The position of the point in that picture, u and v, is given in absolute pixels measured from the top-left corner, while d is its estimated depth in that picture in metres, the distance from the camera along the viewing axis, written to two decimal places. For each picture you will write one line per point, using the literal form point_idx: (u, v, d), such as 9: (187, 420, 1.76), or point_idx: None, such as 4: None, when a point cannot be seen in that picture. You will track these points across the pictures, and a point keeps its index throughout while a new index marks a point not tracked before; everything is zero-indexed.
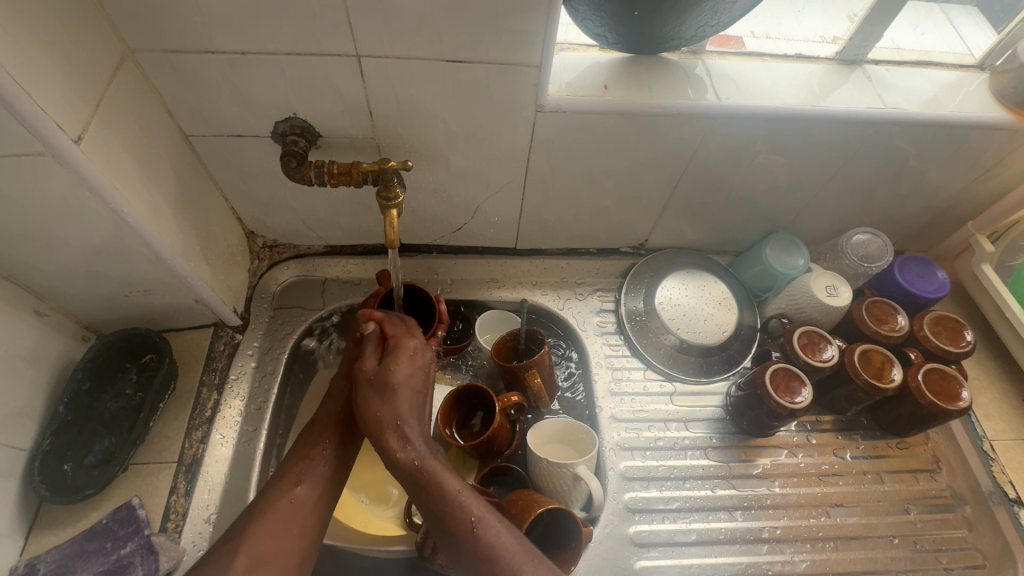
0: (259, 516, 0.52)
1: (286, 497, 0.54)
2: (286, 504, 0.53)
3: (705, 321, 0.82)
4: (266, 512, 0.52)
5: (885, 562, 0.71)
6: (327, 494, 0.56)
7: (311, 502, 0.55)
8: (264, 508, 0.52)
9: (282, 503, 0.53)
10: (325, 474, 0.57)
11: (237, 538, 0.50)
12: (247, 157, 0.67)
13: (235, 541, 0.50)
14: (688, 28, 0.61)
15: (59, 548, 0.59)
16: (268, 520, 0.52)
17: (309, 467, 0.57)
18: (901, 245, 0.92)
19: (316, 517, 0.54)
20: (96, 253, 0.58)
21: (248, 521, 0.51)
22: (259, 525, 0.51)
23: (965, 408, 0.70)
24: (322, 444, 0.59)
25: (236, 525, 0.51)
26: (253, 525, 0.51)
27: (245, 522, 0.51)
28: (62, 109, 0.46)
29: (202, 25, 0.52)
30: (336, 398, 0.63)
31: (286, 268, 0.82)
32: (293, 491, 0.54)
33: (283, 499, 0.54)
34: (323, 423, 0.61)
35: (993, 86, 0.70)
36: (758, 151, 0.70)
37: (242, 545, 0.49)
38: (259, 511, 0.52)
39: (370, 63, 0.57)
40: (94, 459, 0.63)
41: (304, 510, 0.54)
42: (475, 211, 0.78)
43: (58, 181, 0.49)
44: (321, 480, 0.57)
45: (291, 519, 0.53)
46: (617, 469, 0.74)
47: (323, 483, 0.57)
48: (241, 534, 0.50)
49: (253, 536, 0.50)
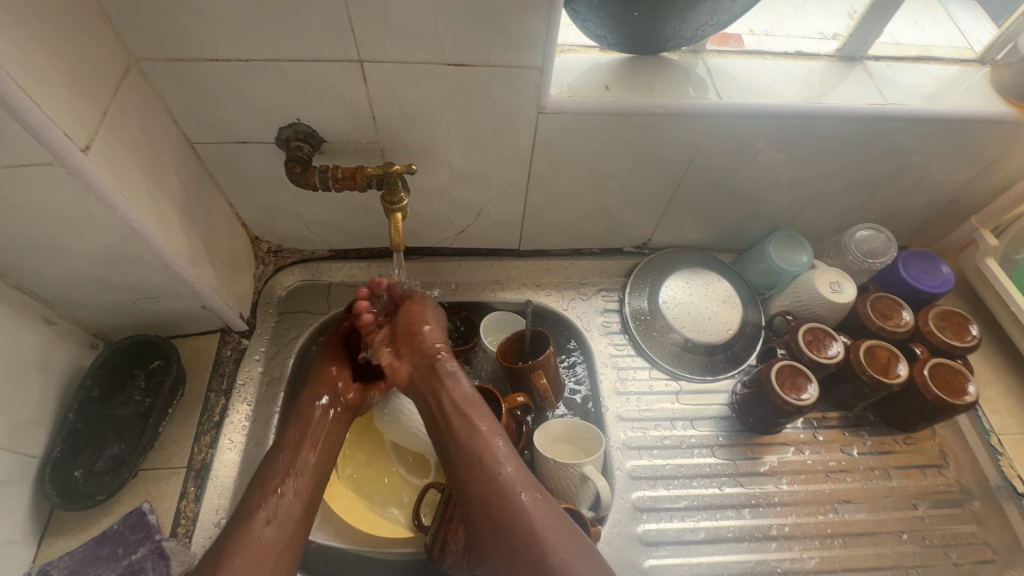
0: (226, 564, 0.54)
1: (253, 537, 0.56)
2: (255, 546, 0.55)
3: (710, 319, 0.83)
4: (232, 559, 0.54)
5: (894, 557, 0.71)
6: (295, 530, 0.59)
7: (280, 542, 0.57)
8: (231, 554, 0.54)
9: (251, 546, 0.55)
10: (293, 510, 0.59)
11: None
12: (251, 163, 0.67)
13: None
14: (689, 27, 0.61)
15: (71, 554, 0.60)
16: (236, 564, 0.54)
17: (278, 504, 0.59)
18: (905, 240, 0.91)
19: (288, 553, 0.57)
20: (103, 261, 0.59)
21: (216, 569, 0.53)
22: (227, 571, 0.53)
23: (972, 402, 0.70)
24: (290, 479, 0.61)
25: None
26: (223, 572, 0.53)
27: (213, 566, 0.54)
28: (70, 119, 0.47)
29: (206, 33, 0.52)
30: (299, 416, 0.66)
31: (291, 272, 0.82)
32: (262, 532, 0.56)
33: (249, 543, 0.55)
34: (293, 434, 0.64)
35: (995, 80, 0.70)
36: (760, 149, 0.71)
37: None
38: (225, 556, 0.54)
39: (372, 68, 0.57)
40: (104, 465, 0.63)
41: (274, 551, 0.56)
42: (478, 213, 0.78)
43: (66, 190, 0.50)
44: (290, 524, 0.59)
45: (263, 562, 0.55)
46: (624, 468, 0.74)
47: (291, 521, 0.59)
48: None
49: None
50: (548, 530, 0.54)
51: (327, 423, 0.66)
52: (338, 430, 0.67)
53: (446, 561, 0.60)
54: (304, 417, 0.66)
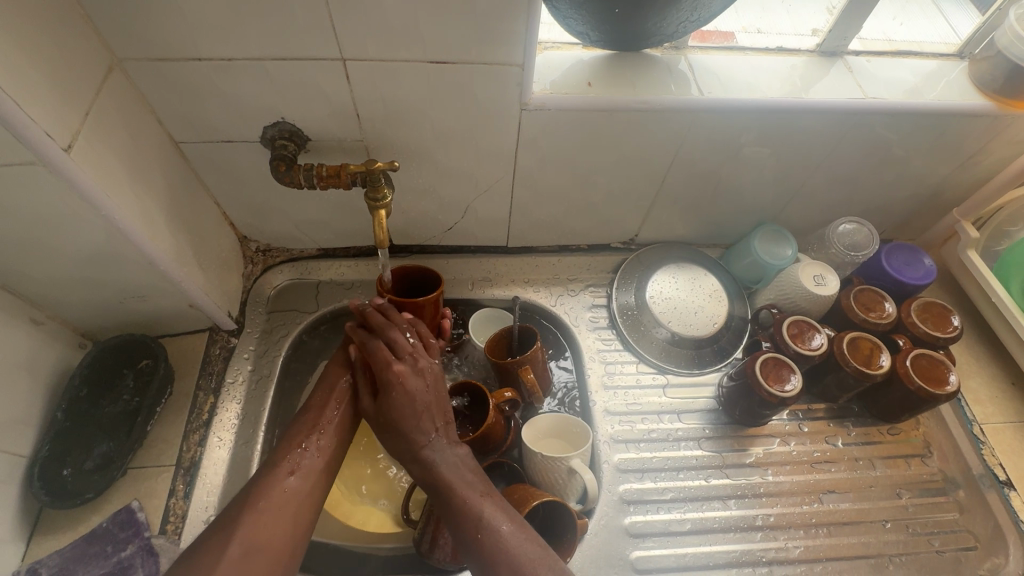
0: (252, 507, 0.53)
1: (277, 484, 0.55)
2: (280, 493, 0.55)
3: (696, 314, 0.83)
4: (258, 501, 0.53)
5: (878, 546, 0.72)
6: (320, 482, 0.58)
7: (304, 492, 0.56)
8: (258, 498, 0.53)
9: (276, 492, 0.55)
10: (317, 465, 0.59)
11: (228, 529, 0.51)
12: (237, 163, 0.67)
13: (229, 530, 0.50)
14: (669, 24, 0.62)
15: (60, 552, 0.60)
16: (262, 507, 0.53)
17: (303, 457, 0.59)
18: (889, 233, 0.92)
19: (311, 503, 0.56)
20: (89, 260, 0.59)
21: (242, 510, 0.52)
22: (253, 511, 0.52)
23: (954, 392, 0.71)
24: (315, 435, 0.61)
25: (228, 514, 0.52)
26: (248, 513, 0.52)
27: (239, 507, 0.53)
28: (52, 118, 0.47)
29: (188, 33, 0.53)
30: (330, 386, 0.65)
31: (280, 271, 0.82)
32: (286, 481, 0.56)
33: (275, 489, 0.55)
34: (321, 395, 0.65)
35: (973, 74, 0.71)
36: (743, 144, 0.71)
37: (237, 531, 0.50)
38: (251, 498, 0.53)
39: (355, 66, 0.57)
40: (93, 464, 0.64)
41: (299, 498, 0.55)
42: (465, 211, 0.79)
43: (49, 189, 0.50)
44: (314, 475, 0.58)
45: (288, 509, 0.54)
46: (611, 462, 0.74)
47: (314, 475, 0.58)
48: (233, 524, 0.51)
49: (249, 524, 0.51)
50: None
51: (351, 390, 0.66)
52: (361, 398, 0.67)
53: (437, 555, 0.61)
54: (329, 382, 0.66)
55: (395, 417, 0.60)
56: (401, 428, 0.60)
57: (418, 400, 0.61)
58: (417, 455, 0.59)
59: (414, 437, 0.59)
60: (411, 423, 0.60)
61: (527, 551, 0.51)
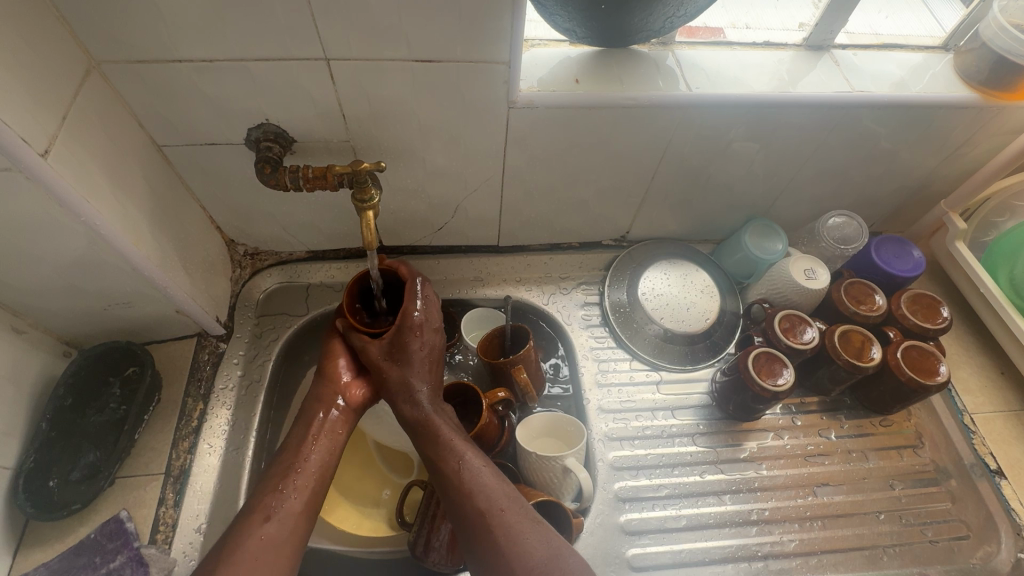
0: (226, 563, 0.50)
1: (253, 536, 0.52)
2: (258, 542, 0.52)
3: (688, 310, 0.83)
4: (233, 554, 0.51)
5: (872, 538, 0.73)
6: (299, 527, 0.55)
7: (282, 538, 0.53)
8: (232, 551, 0.51)
9: (252, 542, 0.52)
10: (296, 508, 0.56)
11: None
12: (221, 165, 0.66)
13: None
14: (656, 20, 0.62)
15: (48, 564, 0.59)
16: (236, 561, 0.50)
17: (281, 501, 0.55)
18: (878, 225, 0.93)
19: (291, 549, 0.53)
20: (71, 268, 0.58)
21: (217, 567, 0.50)
22: (228, 567, 0.50)
23: (944, 382, 0.71)
24: (292, 476, 0.57)
25: (203, 568, 0.50)
26: (222, 569, 0.50)
27: (214, 563, 0.50)
28: (29, 124, 0.46)
29: (168, 34, 0.52)
30: (307, 420, 0.61)
31: (269, 275, 0.81)
32: (262, 528, 0.53)
33: (251, 537, 0.52)
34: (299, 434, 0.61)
35: (958, 65, 0.71)
36: (733, 139, 0.71)
37: None
38: (226, 553, 0.51)
39: (339, 66, 0.57)
40: (80, 474, 0.63)
41: (279, 545, 0.53)
42: (455, 210, 0.78)
43: (27, 197, 0.49)
44: (294, 520, 0.55)
45: (267, 558, 0.52)
46: (606, 459, 0.74)
47: (295, 517, 0.55)
48: None
49: None
50: (525, 544, 0.51)
51: (330, 423, 0.62)
52: (341, 434, 0.63)
53: (431, 558, 0.60)
54: (304, 418, 0.62)
55: (402, 357, 0.62)
56: (402, 367, 0.61)
57: (426, 347, 0.62)
58: (412, 395, 0.61)
59: (411, 376, 0.61)
60: (415, 366, 0.62)
61: (497, 487, 0.55)
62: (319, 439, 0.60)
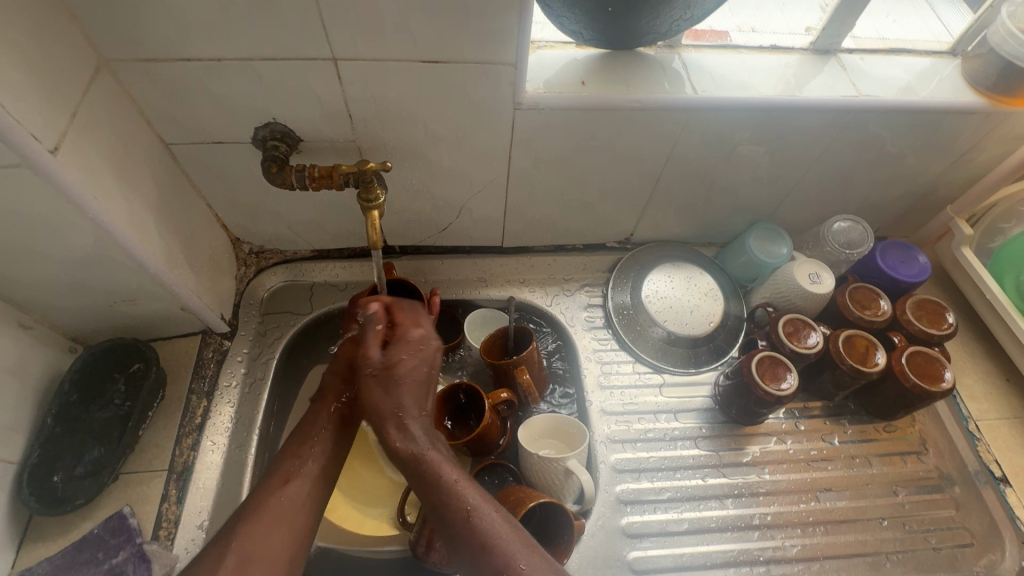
0: (249, 518, 0.51)
1: (274, 494, 0.53)
2: (278, 500, 0.53)
3: (692, 313, 0.83)
4: (256, 511, 0.52)
5: (875, 544, 0.72)
6: (319, 490, 0.56)
7: (303, 499, 0.54)
8: (254, 507, 0.52)
9: (274, 501, 0.53)
10: (316, 472, 0.57)
11: (229, 542, 0.49)
12: (228, 163, 0.67)
13: (224, 543, 0.49)
14: (663, 22, 0.62)
15: (51, 559, 0.59)
16: (259, 516, 0.51)
17: (299, 465, 0.57)
18: (884, 230, 0.92)
19: (310, 511, 0.54)
20: (78, 264, 0.58)
21: (241, 520, 0.51)
22: (250, 521, 0.51)
23: (949, 389, 0.71)
24: (310, 442, 0.59)
25: (227, 525, 0.51)
26: (245, 524, 0.50)
27: (237, 518, 0.51)
28: (38, 120, 0.46)
29: (177, 33, 0.52)
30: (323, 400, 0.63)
31: (274, 274, 0.82)
32: (283, 488, 0.54)
33: (272, 496, 0.53)
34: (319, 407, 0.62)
35: (966, 71, 0.71)
36: (739, 142, 0.71)
37: (233, 541, 0.49)
38: (248, 509, 0.52)
39: (347, 66, 0.57)
40: (83, 470, 0.63)
41: (296, 506, 0.53)
42: (459, 211, 0.78)
43: (36, 193, 0.49)
44: (311, 482, 0.56)
45: (287, 516, 0.52)
46: (608, 462, 0.74)
47: (314, 480, 0.56)
48: (229, 536, 0.49)
49: (246, 533, 0.50)
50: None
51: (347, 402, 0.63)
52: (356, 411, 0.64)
53: (432, 556, 0.60)
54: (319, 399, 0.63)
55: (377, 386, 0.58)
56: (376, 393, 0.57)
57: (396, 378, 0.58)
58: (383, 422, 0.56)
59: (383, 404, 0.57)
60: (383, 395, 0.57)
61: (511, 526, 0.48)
62: (337, 415, 0.62)
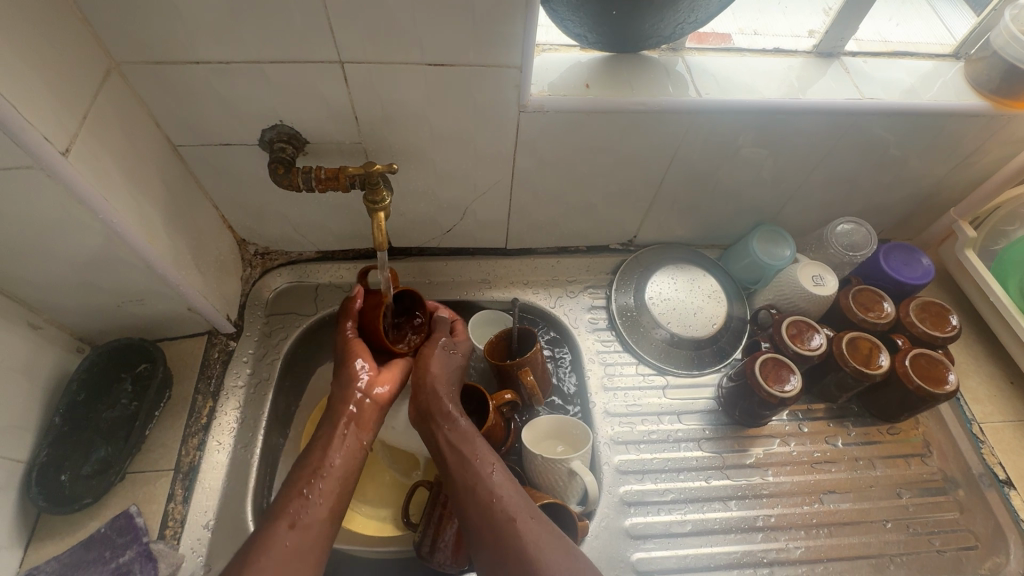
0: (249, 567, 0.50)
1: (276, 539, 0.52)
2: (281, 548, 0.52)
3: (695, 314, 0.83)
4: (257, 559, 0.50)
5: (879, 546, 0.72)
6: (323, 534, 0.55)
7: (306, 545, 0.53)
8: (255, 555, 0.51)
9: (276, 549, 0.51)
10: (320, 514, 0.55)
11: None
12: (235, 165, 0.67)
13: None
14: (667, 26, 0.62)
15: (58, 558, 0.60)
16: (260, 566, 0.50)
17: (304, 506, 0.55)
18: (887, 233, 0.93)
19: (313, 558, 0.53)
20: (88, 265, 0.59)
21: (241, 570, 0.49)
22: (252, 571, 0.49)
23: (953, 391, 0.71)
24: (317, 479, 0.57)
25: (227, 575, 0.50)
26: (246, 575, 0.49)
27: (239, 566, 0.50)
28: (50, 122, 0.47)
29: (186, 36, 0.53)
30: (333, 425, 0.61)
31: (279, 274, 0.82)
32: (287, 534, 0.53)
33: (274, 542, 0.52)
34: (327, 435, 0.61)
35: (969, 74, 0.71)
36: (742, 144, 0.71)
37: None
38: (249, 557, 0.50)
39: (353, 69, 0.58)
40: (91, 469, 0.64)
41: (300, 555, 0.52)
42: (463, 213, 0.79)
43: (47, 194, 0.50)
44: (314, 524, 0.55)
45: (290, 565, 0.51)
46: (612, 463, 0.74)
47: (318, 523, 0.55)
48: None
49: None
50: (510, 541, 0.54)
51: (356, 430, 0.62)
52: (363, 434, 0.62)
53: (438, 557, 0.60)
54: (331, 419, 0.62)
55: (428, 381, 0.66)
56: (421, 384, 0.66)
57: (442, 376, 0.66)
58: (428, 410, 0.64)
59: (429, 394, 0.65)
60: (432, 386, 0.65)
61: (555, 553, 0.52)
62: (346, 445, 0.60)
